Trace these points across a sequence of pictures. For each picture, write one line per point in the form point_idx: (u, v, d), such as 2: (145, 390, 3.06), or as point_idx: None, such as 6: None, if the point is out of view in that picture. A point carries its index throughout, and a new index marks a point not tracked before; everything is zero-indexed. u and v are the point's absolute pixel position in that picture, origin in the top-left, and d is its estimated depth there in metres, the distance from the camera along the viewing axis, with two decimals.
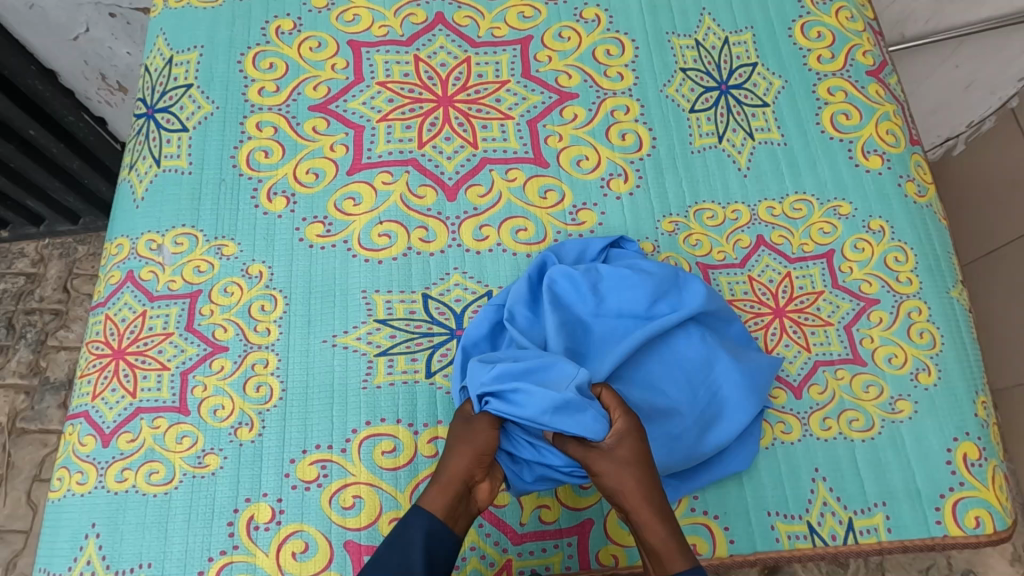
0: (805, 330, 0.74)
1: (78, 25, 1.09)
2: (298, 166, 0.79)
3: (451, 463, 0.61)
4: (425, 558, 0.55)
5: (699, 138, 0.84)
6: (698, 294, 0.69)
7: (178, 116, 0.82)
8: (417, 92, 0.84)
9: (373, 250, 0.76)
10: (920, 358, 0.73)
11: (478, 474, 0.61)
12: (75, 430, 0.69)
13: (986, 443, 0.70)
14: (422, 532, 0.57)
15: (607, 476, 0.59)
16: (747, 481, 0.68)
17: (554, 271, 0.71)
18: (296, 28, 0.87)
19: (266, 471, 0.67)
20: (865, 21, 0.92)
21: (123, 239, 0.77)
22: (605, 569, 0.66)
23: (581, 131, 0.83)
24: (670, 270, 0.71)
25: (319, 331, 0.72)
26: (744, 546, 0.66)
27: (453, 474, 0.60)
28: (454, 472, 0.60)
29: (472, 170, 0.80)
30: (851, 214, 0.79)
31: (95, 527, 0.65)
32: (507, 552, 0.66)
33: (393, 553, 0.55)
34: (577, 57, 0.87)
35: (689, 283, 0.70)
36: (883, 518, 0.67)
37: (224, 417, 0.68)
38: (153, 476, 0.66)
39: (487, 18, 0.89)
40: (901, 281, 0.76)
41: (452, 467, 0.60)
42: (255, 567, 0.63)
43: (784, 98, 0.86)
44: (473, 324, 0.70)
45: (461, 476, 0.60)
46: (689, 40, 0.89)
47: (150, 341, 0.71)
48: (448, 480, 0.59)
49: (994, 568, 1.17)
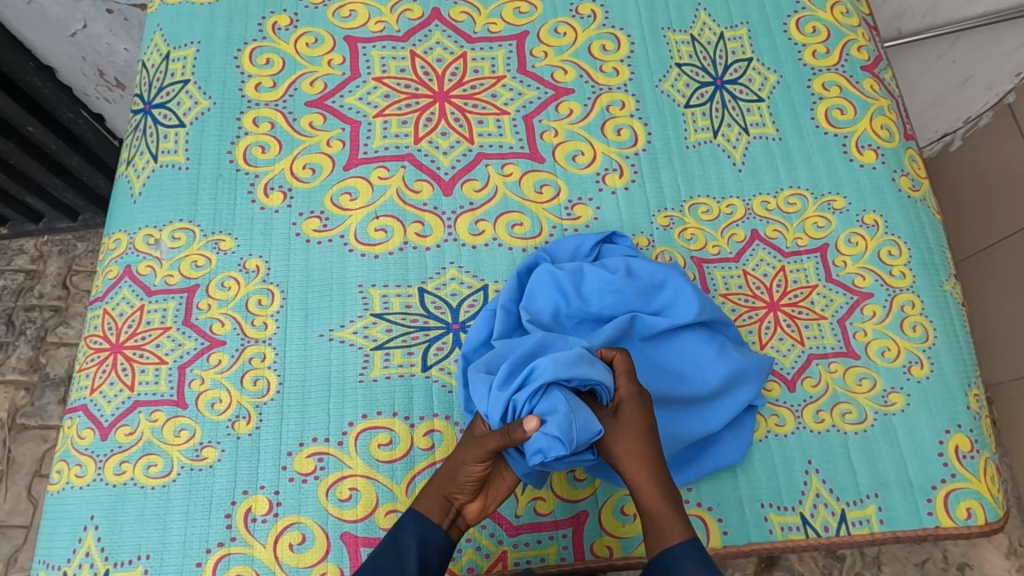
0: (799, 324, 0.74)
1: (76, 22, 1.09)
2: (294, 162, 0.80)
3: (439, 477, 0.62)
4: (418, 562, 0.58)
5: (694, 133, 0.84)
6: (681, 293, 0.70)
7: (176, 111, 0.83)
8: (413, 87, 0.84)
9: (369, 245, 0.76)
10: (913, 351, 0.73)
11: (464, 497, 0.62)
12: (74, 424, 0.69)
13: (979, 435, 0.71)
14: (415, 537, 0.59)
15: (607, 437, 0.61)
16: (740, 472, 0.69)
17: (549, 271, 0.71)
18: (293, 24, 0.87)
19: (264, 463, 0.67)
20: (861, 16, 0.92)
21: (121, 234, 0.77)
22: (599, 560, 0.67)
23: (576, 126, 0.83)
24: (659, 271, 0.71)
25: (316, 324, 0.73)
26: (738, 537, 0.67)
27: (438, 488, 0.62)
28: (444, 492, 0.61)
29: (468, 165, 0.80)
30: (846, 208, 0.80)
31: (94, 519, 0.65)
32: (502, 544, 0.66)
33: (385, 555, 0.58)
34: (573, 52, 0.87)
35: (678, 281, 0.70)
36: (875, 509, 0.68)
37: (222, 410, 0.69)
38: (151, 469, 0.67)
39: (483, 14, 0.89)
40: (895, 275, 0.76)
41: (440, 484, 0.62)
42: (253, 558, 0.64)
43: (780, 92, 0.86)
44: (473, 326, 0.70)
45: (447, 496, 0.61)
46: (684, 35, 0.89)
47: (148, 335, 0.72)
48: (433, 492, 0.62)
49: (989, 562, 1.18)
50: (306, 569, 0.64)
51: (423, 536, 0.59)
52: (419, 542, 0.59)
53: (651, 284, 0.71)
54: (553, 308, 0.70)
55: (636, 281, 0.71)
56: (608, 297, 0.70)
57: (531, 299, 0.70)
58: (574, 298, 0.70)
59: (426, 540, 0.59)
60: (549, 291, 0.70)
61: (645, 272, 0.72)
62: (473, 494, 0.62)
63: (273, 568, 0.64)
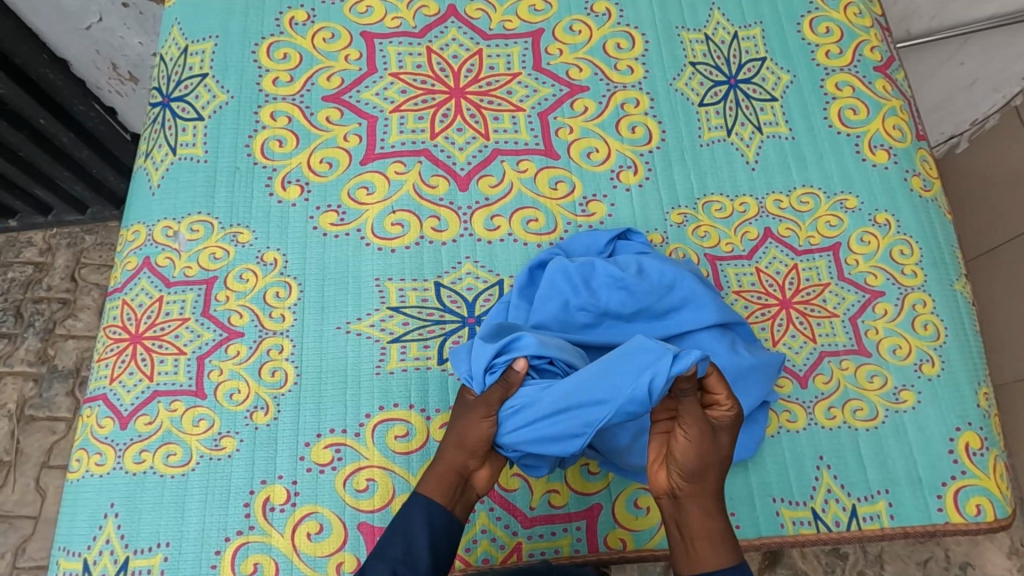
0: (811, 321, 0.75)
1: (90, 15, 1.10)
2: (311, 156, 0.80)
3: (446, 455, 0.62)
4: (429, 544, 0.58)
5: (707, 132, 0.85)
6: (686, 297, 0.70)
7: (194, 105, 0.83)
8: (429, 83, 0.85)
9: (386, 239, 0.77)
10: (923, 349, 0.74)
11: (473, 464, 0.62)
12: (93, 413, 0.70)
13: (988, 433, 0.72)
14: (423, 516, 0.59)
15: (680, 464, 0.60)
16: (752, 468, 0.70)
17: (559, 268, 0.71)
18: (309, 19, 0.88)
19: (282, 453, 0.68)
20: (873, 17, 0.92)
21: (140, 226, 0.78)
22: (612, 552, 0.67)
23: (591, 123, 0.84)
24: (671, 271, 0.71)
25: (333, 317, 0.74)
26: (750, 531, 0.68)
27: (447, 465, 0.62)
28: (448, 463, 0.62)
29: (483, 161, 0.81)
30: (857, 208, 0.80)
31: (113, 507, 0.66)
32: (517, 535, 0.67)
33: (398, 541, 0.58)
34: (588, 50, 0.88)
35: (687, 283, 0.71)
36: (885, 505, 0.69)
37: (240, 401, 0.69)
38: (170, 458, 0.67)
39: (499, 11, 0.90)
40: (906, 274, 0.77)
41: (449, 457, 0.62)
42: (270, 547, 0.65)
43: (792, 91, 0.87)
44: (488, 315, 0.72)
45: (457, 466, 0.62)
46: (698, 34, 0.90)
47: (167, 326, 0.72)
48: (443, 471, 0.62)
49: (992, 562, 1.19)
50: (324, 558, 0.65)
51: (430, 515, 0.60)
52: (429, 524, 0.59)
53: (664, 280, 0.71)
54: (563, 301, 0.70)
55: (646, 278, 0.71)
56: (617, 293, 0.71)
57: (545, 295, 0.71)
58: (586, 295, 0.70)
59: (435, 518, 0.60)
60: (560, 284, 0.71)
61: (655, 271, 0.71)
62: (481, 461, 0.63)
63: (291, 558, 0.65)
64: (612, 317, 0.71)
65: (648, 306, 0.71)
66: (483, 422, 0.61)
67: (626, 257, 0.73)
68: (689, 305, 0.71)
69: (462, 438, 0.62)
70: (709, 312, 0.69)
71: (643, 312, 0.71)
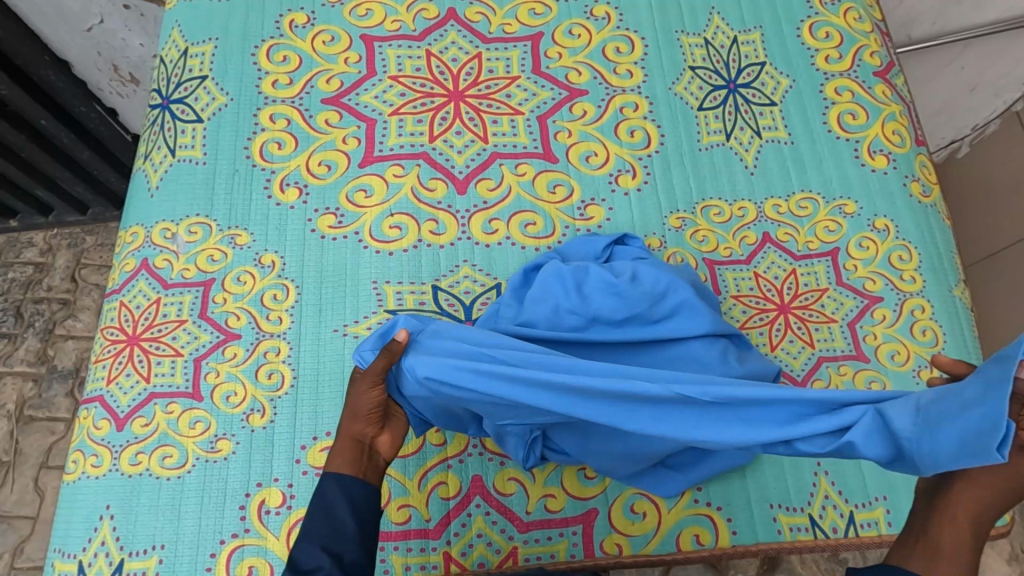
0: (810, 326, 0.75)
1: (92, 16, 1.10)
2: (310, 158, 0.81)
3: (343, 427, 0.61)
4: (352, 511, 0.56)
5: (706, 136, 0.84)
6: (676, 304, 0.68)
7: (193, 107, 0.83)
8: (428, 86, 0.85)
9: (383, 241, 0.77)
10: (922, 356, 0.74)
11: (370, 430, 0.61)
12: (90, 414, 0.70)
13: None
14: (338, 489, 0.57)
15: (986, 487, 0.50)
16: (750, 473, 0.69)
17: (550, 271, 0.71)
18: (309, 21, 0.88)
19: (279, 456, 0.68)
20: (873, 22, 0.92)
21: (138, 227, 0.78)
22: (608, 558, 0.67)
23: (590, 127, 0.84)
24: (664, 278, 0.69)
25: (330, 320, 0.74)
26: (747, 537, 0.68)
27: (345, 436, 0.60)
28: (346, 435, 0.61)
29: (482, 165, 0.81)
30: (856, 213, 0.80)
31: (109, 508, 0.66)
32: (513, 540, 0.67)
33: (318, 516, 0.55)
34: (587, 54, 0.88)
35: (680, 292, 0.69)
36: (884, 512, 0.68)
37: (237, 403, 0.69)
38: (166, 460, 0.67)
39: (498, 14, 0.90)
40: (905, 279, 0.77)
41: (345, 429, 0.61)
42: (266, 550, 0.65)
43: (792, 96, 0.86)
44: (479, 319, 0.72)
45: (353, 436, 0.60)
46: (697, 39, 0.90)
47: (164, 328, 0.72)
48: (341, 443, 0.60)
49: (992, 568, 1.18)
50: None
51: (345, 486, 0.57)
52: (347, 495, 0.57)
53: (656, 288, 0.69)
54: (554, 304, 0.69)
55: (640, 285, 0.69)
56: (609, 299, 0.69)
57: (534, 299, 0.70)
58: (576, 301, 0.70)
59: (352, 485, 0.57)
60: (551, 287, 0.71)
61: (650, 278, 0.70)
62: (378, 426, 0.62)
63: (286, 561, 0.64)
64: (602, 323, 0.69)
65: (640, 313, 0.68)
66: (368, 389, 0.61)
67: (622, 264, 0.73)
68: (681, 312, 0.68)
69: (354, 409, 0.61)
70: (702, 322, 0.68)
71: (634, 319, 0.69)
